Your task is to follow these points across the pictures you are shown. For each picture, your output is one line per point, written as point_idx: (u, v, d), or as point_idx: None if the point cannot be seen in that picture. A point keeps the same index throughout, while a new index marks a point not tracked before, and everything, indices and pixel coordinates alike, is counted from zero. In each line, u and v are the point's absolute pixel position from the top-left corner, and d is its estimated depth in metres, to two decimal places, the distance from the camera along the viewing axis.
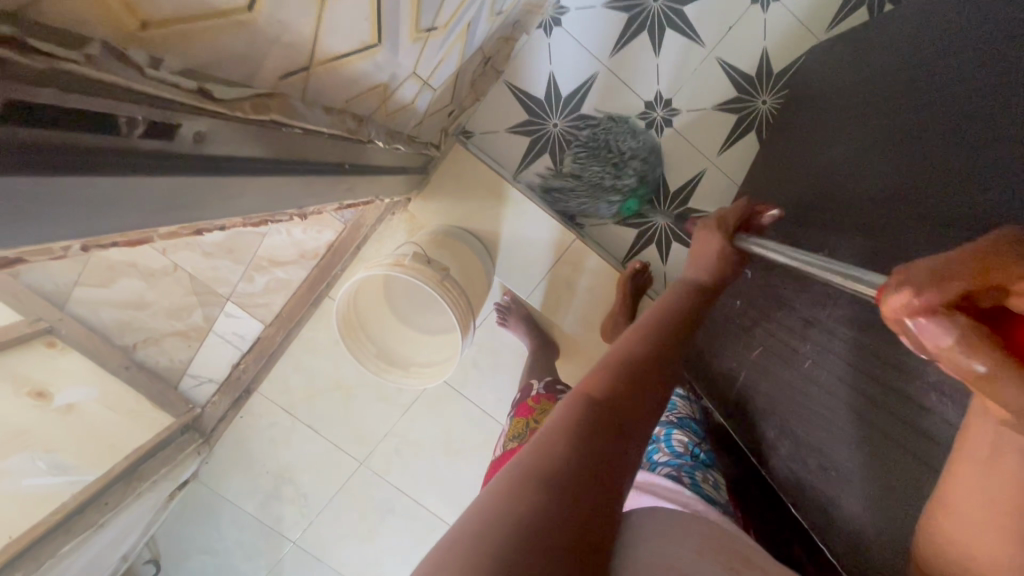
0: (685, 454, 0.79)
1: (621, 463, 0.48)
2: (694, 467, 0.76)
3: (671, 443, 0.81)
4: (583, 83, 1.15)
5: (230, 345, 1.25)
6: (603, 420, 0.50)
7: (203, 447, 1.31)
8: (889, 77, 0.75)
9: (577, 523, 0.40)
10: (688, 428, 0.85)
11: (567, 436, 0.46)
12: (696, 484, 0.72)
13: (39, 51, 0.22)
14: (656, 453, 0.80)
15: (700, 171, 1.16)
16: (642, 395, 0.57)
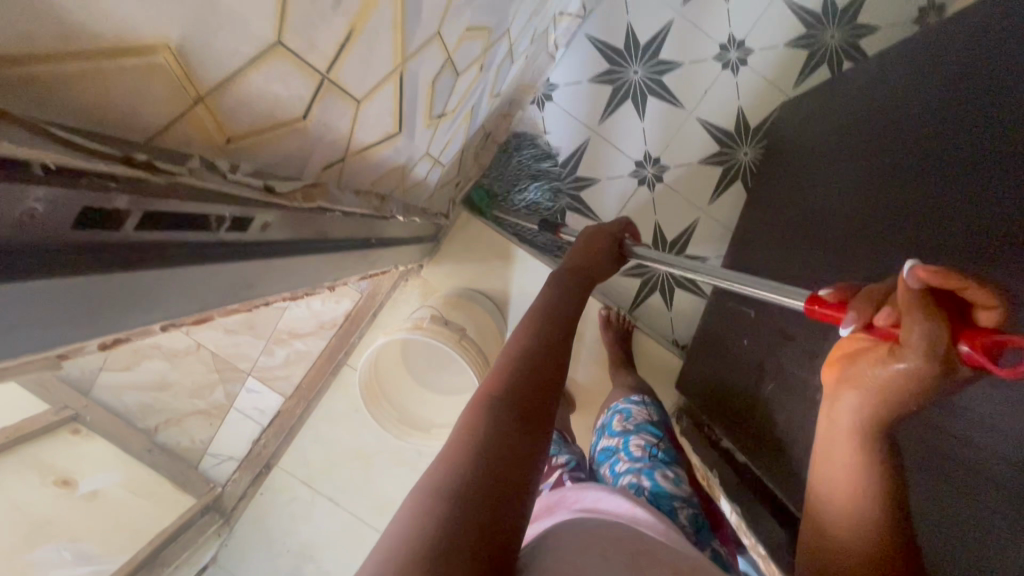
0: (643, 456, 0.87)
1: (531, 440, 0.49)
2: (653, 469, 0.84)
3: (630, 450, 0.89)
4: (577, 148, 1.24)
5: (251, 422, 1.26)
6: (504, 411, 0.50)
7: (223, 528, 1.30)
8: (863, 130, 0.81)
9: (489, 516, 0.41)
10: (644, 431, 0.94)
11: (470, 438, 0.46)
12: (656, 486, 0.80)
13: (161, 169, 0.27)
14: (618, 464, 0.89)
15: (693, 220, 1.23)
16: (546, 369, 0.58)
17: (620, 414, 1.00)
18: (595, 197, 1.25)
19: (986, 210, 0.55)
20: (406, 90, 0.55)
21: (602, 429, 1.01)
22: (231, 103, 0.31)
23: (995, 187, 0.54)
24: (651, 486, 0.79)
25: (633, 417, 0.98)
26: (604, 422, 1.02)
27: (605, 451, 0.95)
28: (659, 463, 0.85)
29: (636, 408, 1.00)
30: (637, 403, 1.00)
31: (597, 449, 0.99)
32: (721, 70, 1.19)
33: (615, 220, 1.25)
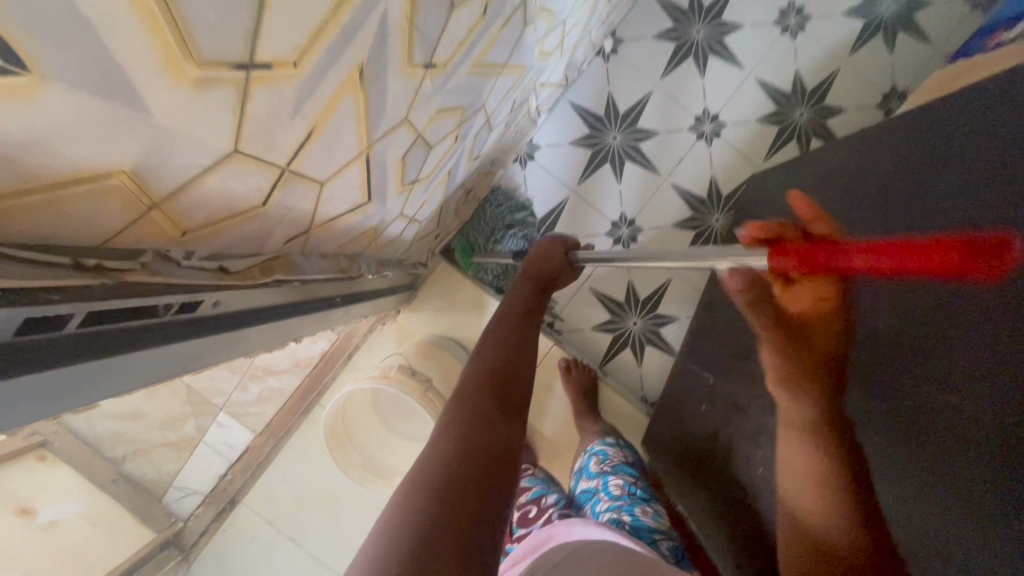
0: (622, 495, 0.93)
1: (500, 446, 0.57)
2: (632, 506, 0.90)
3: (609, 489, 0.95)
4: (555, 206, 1.29)
5: (219, 456, 1.27)
6: (476, 427, 0.58)
7: (182, 564, 1.28)
8: (861, 228, 0.75)
9: (470, 519, 0.49)
10: (622, 472, 1.00)
11: (448, 455, 0.54)
12: (636, 521, 0.87)
13: (111, 271, 0.31)
14: (599, 503, 0.95)
15: (665, 281, 1.27)
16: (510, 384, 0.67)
17: (597, 456, 1.05)
18: None
19: (977, 362, 0.48)
20: (374, 167, 0.60)
21: (580, 472, 1.06)
22: (187, 206, 0.35)
23: (983, 338, 0.47)
24: (631, 520, 0.86)
25: (611, 459, 1.03)
26: (582, 463, 1.07)
27: (587, 492, 1.01)
28: (637, 500, 0.92)
29: (613, 449, 1.06)
30: (613, 444, 1.05)
31: (578, 490, 1.04)
32: (695, 140, 1.26)
33: (590, 276, 1.28)
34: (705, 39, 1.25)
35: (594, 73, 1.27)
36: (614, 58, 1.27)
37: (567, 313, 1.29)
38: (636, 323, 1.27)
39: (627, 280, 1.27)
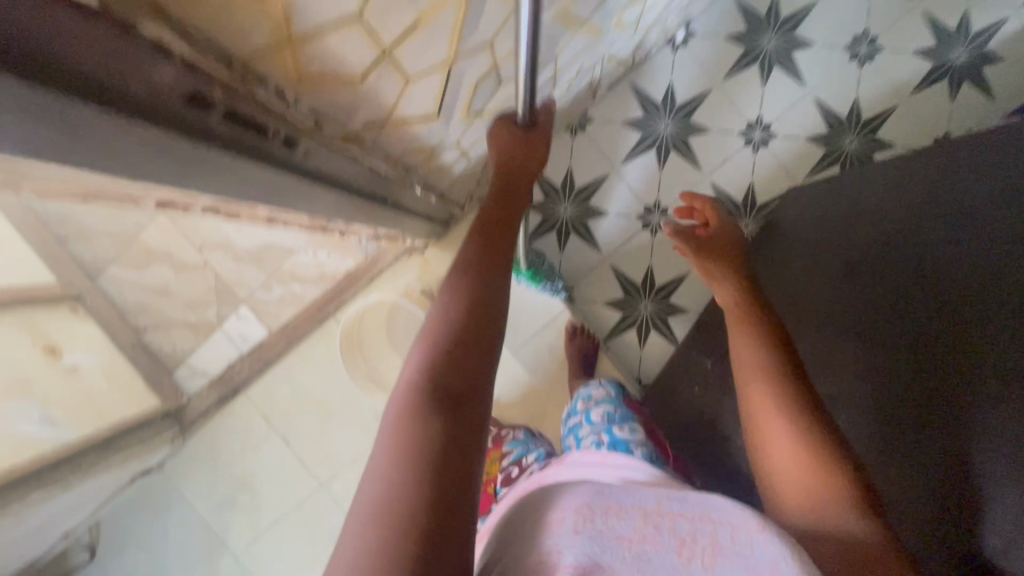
0: (601, 420, 0.99)
1: (466, 413, 0.46)
2: (609, 426, 0.96)
3: (591, 417, 1.02)
4: (592, 181, 1.31)
5: (230, 345, 1.36)
6: (431, 394, 0.46)
7: (178, 437, 1.34)
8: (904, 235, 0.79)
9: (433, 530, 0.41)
10: (603, 402, 1.05)
11: (404, 441, 0.44)
12: (612, 437, 0.92)
13: (245, 81, 0.37)
14: (582, 430, 1.01)
15: (684, 272, 1.30)
16: (479, 309, 0.51)
17: (583, 396, 1.11)
18: (600, 229, 1.31)
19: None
20: (452, 81, 0.64)
21: (570, 414, 1.13)
22: (313, 56, 0.40)
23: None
24: (608, 439, 0.91)
25: (594, 394, 1.09)
26: (571, 406, 1.14)
27: (573, 426, 1.07)
28: (615, 421, 0.97)
29: (595, 387, 1.11)
30: (596, 383, 1.11)
31: (567, 426, 1.10)
32: (743, 146, 1.29)
33: (613, 254, 1.32)
34: (776, 50, 1.27)
35: (661, 60, 1.30)
36: (684, 49, 1.29)
37: (584, 285, 1.33)
38: (646, 307, 1.31)
39: (648, 263, 1.31)
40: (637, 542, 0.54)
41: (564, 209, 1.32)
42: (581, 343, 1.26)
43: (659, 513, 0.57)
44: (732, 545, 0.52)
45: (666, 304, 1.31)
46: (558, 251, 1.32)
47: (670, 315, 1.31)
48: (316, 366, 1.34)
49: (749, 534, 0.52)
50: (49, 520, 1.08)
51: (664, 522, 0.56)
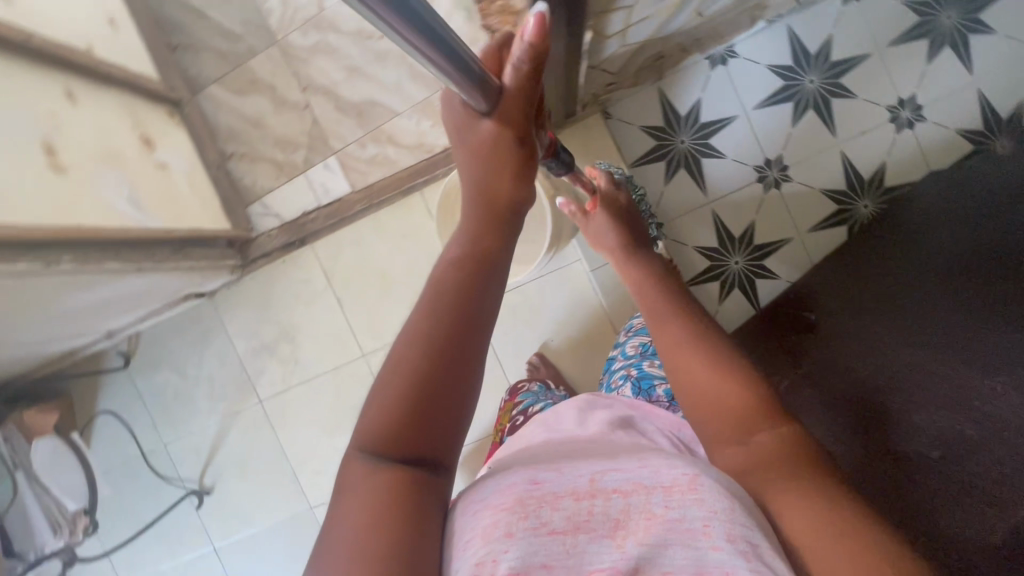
0: (636, 353, 1.04)
1: (452, 384, 0.49)
2: (640, 361, 1.00)
3: (627, 350, 1.06)
4: (719, 120, 1.24)
5: (311, 193, 1.33)
6: (416, 379, 0.48)
7: (237, 269, 1.32)
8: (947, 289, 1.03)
9: (405, 503, 0.45)
10: (641, 333, 1.09)
11: (380, 423, 0.47)
12: (641, 372, 0.97)
13: None
14: (617, 361, 1.07)
15: (786, 238, 1.24)
16: (470, 300, 0.52)
17: (627, 326, 1.16)
18: (712, 172, 1.25)
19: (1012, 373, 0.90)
20: None
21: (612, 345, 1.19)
22: None
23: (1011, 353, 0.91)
24: (636, 373, 0.97)
25: (636, 324, 1.12)
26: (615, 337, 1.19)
27: (611, 356, 1.13)
28: (648, 354, 1.02)
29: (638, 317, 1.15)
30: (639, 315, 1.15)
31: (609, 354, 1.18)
32: (887, 123, 1.20)
33: (718, 200, 1.26)
34: (952, 28, 1.16)
35: (828, 8, 1.19)
36: (856, 2, 1.18)
37: (679, 225, 1.27)
38: (737, 263, 1.26)
39: (751, 219, 1.25)
40: (571, 538, 0.49)
41: (682, 141, 1.25)
42: None
43: (590, 495, 0.52)
44: (665, 511, 0.51)
45: (759, 266, 1.25)
46: (665, 182, 1.26)
47: (760, 278, 1.25)
48: (389, 235, 1.31)
49: (684, 497, 0.52)
50: (109, 301, 1.08)
51: (598, 501, 0.52)
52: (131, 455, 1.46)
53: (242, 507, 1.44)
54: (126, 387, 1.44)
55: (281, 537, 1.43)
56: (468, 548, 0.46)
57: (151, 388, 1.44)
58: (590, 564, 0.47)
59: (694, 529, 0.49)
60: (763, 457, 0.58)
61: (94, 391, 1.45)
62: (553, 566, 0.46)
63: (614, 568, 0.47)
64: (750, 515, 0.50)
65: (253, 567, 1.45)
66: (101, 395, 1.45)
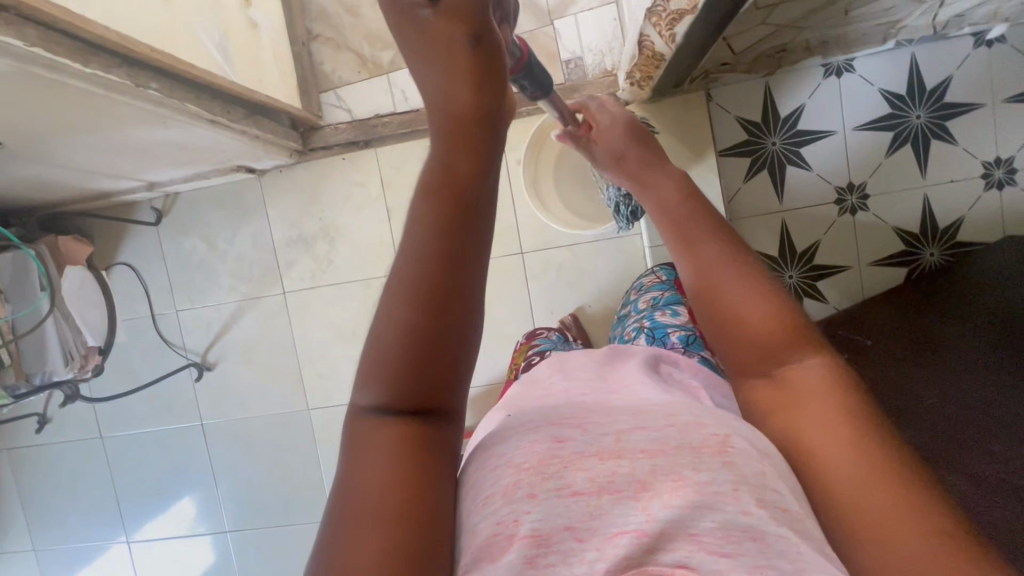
0: (650, 305, 0.92)
1: (444, 290, 0.38)
2: (655, 311, 0.88)
3: (641, 303, 0.95)
4: (816, 131, 1.21)
5: (389, 98, 1.29)
6: (409, 309, 0.38)
7: (295, 154, 1.29)
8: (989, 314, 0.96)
9: (409, 472, 0.39)
10: (656, 288, 0.97)
11: (373, 381, 0.39)
12: (655, 321, 0.85)
13: None
14: (629, 316, 0.95)
15: (845, 266, 1.24)
16: (457, 187, 0.38)
17: (636, 285, 1.04)
18: (794, 182, 1.23)
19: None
20: None
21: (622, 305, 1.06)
22: None
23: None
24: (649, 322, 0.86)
25: (649, 280, 1.01)
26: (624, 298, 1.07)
27: (622, 314, 1.01)
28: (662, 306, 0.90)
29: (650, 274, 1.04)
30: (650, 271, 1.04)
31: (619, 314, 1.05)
32: (978, 178, 1.18)
33: (792, 211, 1.23)
34: None
35: (958, 48, 1.16)
36: (987, 48, 1.15)
37: (746, 226, 1.25)
38: (790, 277, 1.25)
39: (818, 239, 1.24)
40: (595, 499, 0.43)
41: (774, 142, 1.22)
42: None
43: (616, 455, 0.45)
44: (694, 474, 0.43)
45: (810, 285, 1.25)
46: (744, 179, 1.23)
47: (807, 297, 1.26)
48: None
49: (714, 460, 0.44)
50: (171, 146, 1.04)
51: (623, 463, 0.45)
52: (140, 313, 1.43)
53: (239, 391, 1.43)
54: (151, 245, 1.40)
55: (273, 429, 1.43)
56: (486, 504, 0.43)
57: (175, 253, 1.40)
58: (613, 527, 0.42)
59: (726, 493, 0.42)
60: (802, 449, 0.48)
61: (117, 240, 1.40)
62: (577, 528, 0.42)
63: (638, 531, 0.42)
64: (784, 478, 0.45)
65: (237, 452, 1.45)
66: (124, 246, 1.41)
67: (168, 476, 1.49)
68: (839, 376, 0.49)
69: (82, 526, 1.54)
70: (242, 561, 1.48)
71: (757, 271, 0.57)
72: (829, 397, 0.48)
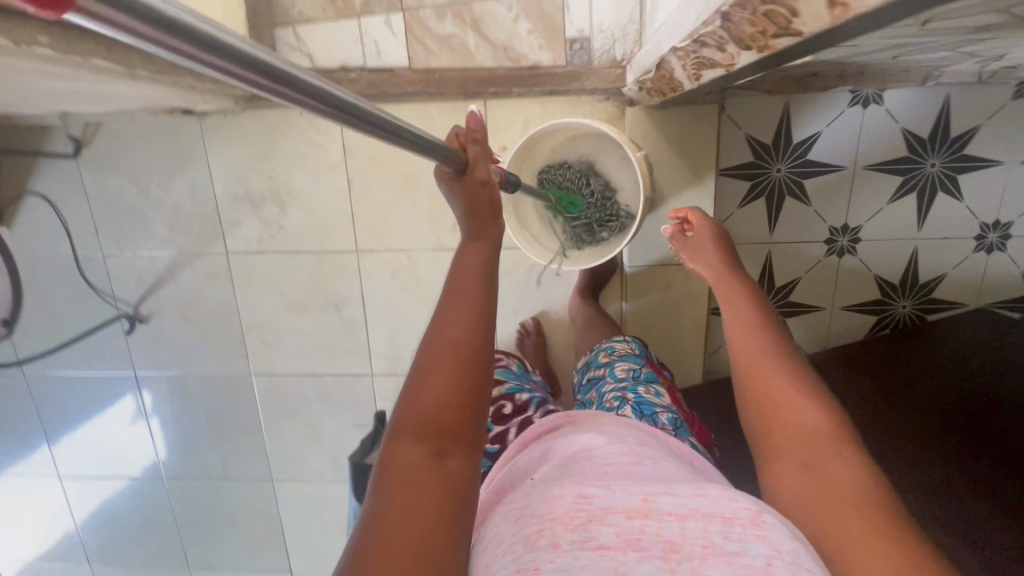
0: (627, 377, 0.85)
1: (457, 346, 0.65)
2: (636, 387, 0.82)
3: (615, 373, 0.88)
4: (825, 164, 1.11)
5: (358, 48, 1.09)
6: (449, 363, 0.64)
7: (242, 101, 1.10)
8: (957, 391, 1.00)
9: (428, 469, 0.58)
10: (629, 356, 0.91)
11: (413, 408, 0.61)
12: (638, 399, 0.79)
13: None
14: (603, 385, 0.87)
15: (818, 306, 1.21)
16: (486, 295, 0.68)
17: (605, 349, 0.96)
18: (789, 214, 1.15)
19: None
20: None
21: (586, 369, 0.99)
22: None
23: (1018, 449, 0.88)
24: (632, 398, 0.79)
25: (618, 348, 0.94)
26: (590, 359, 0.99)
27: (591, 382, 0.93)
28: (641, 381, 0.84)
29: (624, 341, 0.96)
30: (623, 337, 0.96)
31: (585, 379, 0.97)
32: (972, 239, 1.14)
33: (780, 245, 1.17)
34: None
35: (996, 95, 1.05)
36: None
37: None
38: None
39: (799, 276, 1.19)
40: (621, 555, 0.47)
41: (779, 169, 1.12)
42: (692, 305, 1.14)
43: (644, 514, 0.50)
44: (725, 542, 0.47)
45: (779, 321, 1.22)
46: (740, 204, 1.14)
47: None
48: (431, 136, 1.12)
49: (746, 532, 0.48)
50: (82, 94, 0.85)
51: (652, 522, 0.49)
52: (61, 252, 1.28)
53: (176, 347, 1.35)
54: (70, 178, 1.22)
55: (212, 389, 1.37)
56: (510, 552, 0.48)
57: (99, 191, 1.23)
58: None
59: (758, 566, 0.45)
60: (805, 508, 0.54)
61: (27, 167, 1.21)
62: None
63: None
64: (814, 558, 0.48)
65: (175, 406, 1.40)
66: (38, 176, 1.22)
67: (100, 420, 1.43)
68: (855, 444, 0.58)
69: (8, 456, 1.49)
70: (181, 504, 1.50)
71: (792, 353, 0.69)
72: (840, 462, 0.56)
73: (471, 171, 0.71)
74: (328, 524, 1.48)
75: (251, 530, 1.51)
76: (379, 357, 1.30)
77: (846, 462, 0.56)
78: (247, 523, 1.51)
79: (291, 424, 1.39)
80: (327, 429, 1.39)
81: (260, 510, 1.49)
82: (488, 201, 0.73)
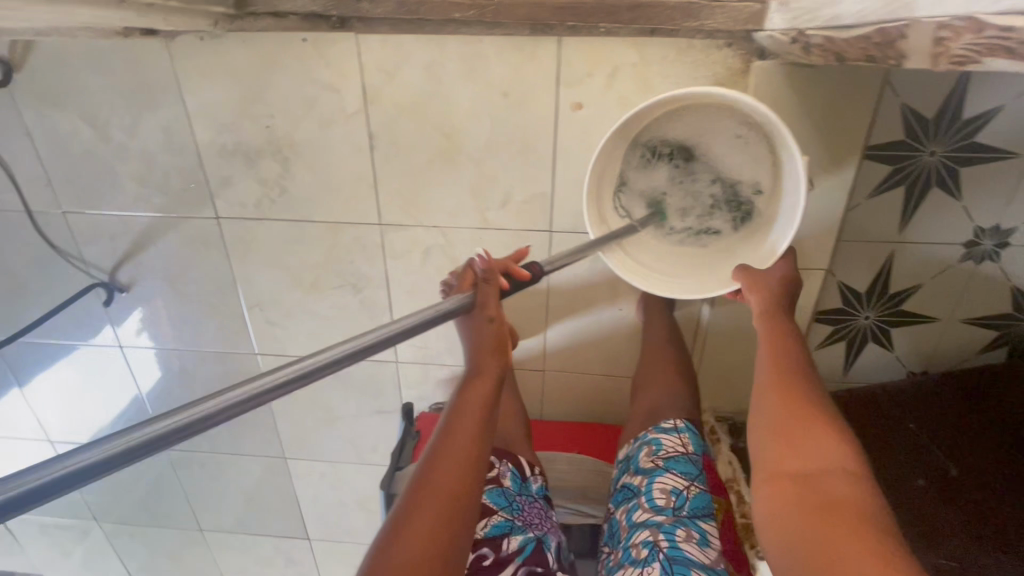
0: (665, 510, 0.78)
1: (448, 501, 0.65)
2: (673, 527, 0.76)
3: (652, 498, 0.80)
4: (994, 148, 0.85)
5: None
6: (432, 512, 0.64)
7: (222, 22, 0.79)
8: None
9: None
10: (673, 471, 0.82)
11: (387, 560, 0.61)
12: (675, 550, 0.74)
13: None
14: (636, 512, 0.80)
15: (932, 317, 1.02)
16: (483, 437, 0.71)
17: (648, 445, 0.86)
18: (929, 210, 0.91)
19: None
20: None
21: (619, 467, 0.91)
22: None
23: None
24: (668, 550, 0.74)
25: (663, 450, 0.84)
26: (630, 453, 0.89)
27: (625, 491, 0.85)
28: (680, 520, 0.77)
29: (668, 435, 0.86)
30: (666, 430, 0.86)
31: (616, 484, 0.88)
32: None
33: (906, 245, 0.95)
34: None
35: None
36: None
37: (843, 253, 0.96)
38: (866, 318, 1.02)
39: (919, 283, 0.98)
40: None
41: (932, 153, 0.86)
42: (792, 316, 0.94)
43: None
44: None
45: (882, 331, 1.04)
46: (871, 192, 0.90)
47: (873, 342, 1.05)
48: (481, 84, 0.84)
49: None
50: None
51: None
52: (10, 206, 1.03)
53: (165, 322, 1.14)
54: (5, 113, 0.93)
55: (212, 368, 1.20)
56: None
57: (45, 132, 0.95)
58: None
59: None
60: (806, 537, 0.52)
61: None
62: None
63: None
64: None
65: (170, 382, 1.23)
66: None
67: (87, 391, 1.27)
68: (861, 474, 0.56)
69: None
70: (187, 473, 1.40)
71: (814, 382, 0.66)
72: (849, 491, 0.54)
73: (479, 308, 0.76)
74: (347, 500, 1.40)
75: (265, 500, 1.44)
76: (405, 344, 1.12)
77: (856, 495, 0.54)
78: (260, 494, 1.42)
79: (303, 407, 1.24)
80: (344, 413, 1.24)
81: (273, 483, 1.40)
82: (493, 338, 0.76)
